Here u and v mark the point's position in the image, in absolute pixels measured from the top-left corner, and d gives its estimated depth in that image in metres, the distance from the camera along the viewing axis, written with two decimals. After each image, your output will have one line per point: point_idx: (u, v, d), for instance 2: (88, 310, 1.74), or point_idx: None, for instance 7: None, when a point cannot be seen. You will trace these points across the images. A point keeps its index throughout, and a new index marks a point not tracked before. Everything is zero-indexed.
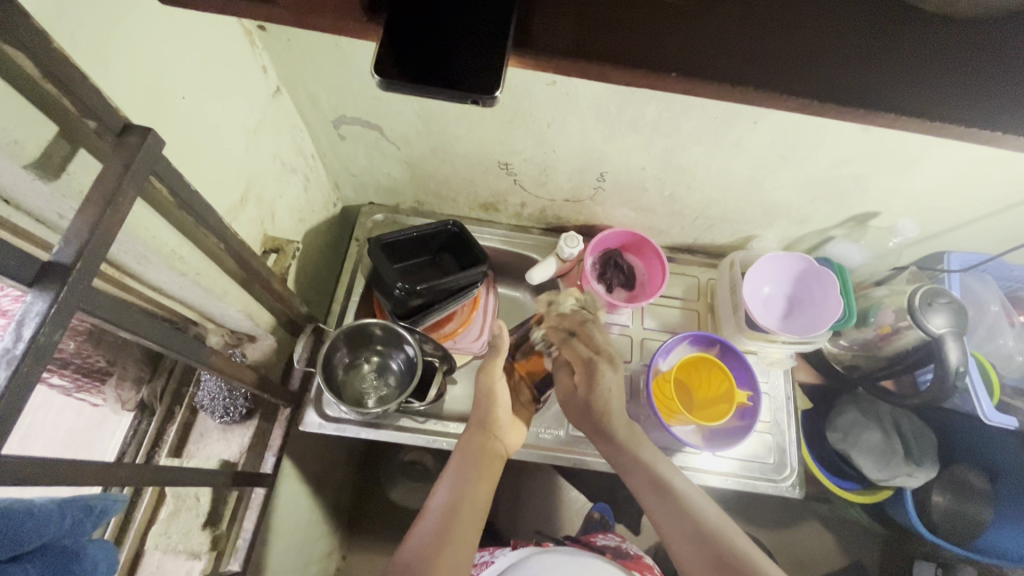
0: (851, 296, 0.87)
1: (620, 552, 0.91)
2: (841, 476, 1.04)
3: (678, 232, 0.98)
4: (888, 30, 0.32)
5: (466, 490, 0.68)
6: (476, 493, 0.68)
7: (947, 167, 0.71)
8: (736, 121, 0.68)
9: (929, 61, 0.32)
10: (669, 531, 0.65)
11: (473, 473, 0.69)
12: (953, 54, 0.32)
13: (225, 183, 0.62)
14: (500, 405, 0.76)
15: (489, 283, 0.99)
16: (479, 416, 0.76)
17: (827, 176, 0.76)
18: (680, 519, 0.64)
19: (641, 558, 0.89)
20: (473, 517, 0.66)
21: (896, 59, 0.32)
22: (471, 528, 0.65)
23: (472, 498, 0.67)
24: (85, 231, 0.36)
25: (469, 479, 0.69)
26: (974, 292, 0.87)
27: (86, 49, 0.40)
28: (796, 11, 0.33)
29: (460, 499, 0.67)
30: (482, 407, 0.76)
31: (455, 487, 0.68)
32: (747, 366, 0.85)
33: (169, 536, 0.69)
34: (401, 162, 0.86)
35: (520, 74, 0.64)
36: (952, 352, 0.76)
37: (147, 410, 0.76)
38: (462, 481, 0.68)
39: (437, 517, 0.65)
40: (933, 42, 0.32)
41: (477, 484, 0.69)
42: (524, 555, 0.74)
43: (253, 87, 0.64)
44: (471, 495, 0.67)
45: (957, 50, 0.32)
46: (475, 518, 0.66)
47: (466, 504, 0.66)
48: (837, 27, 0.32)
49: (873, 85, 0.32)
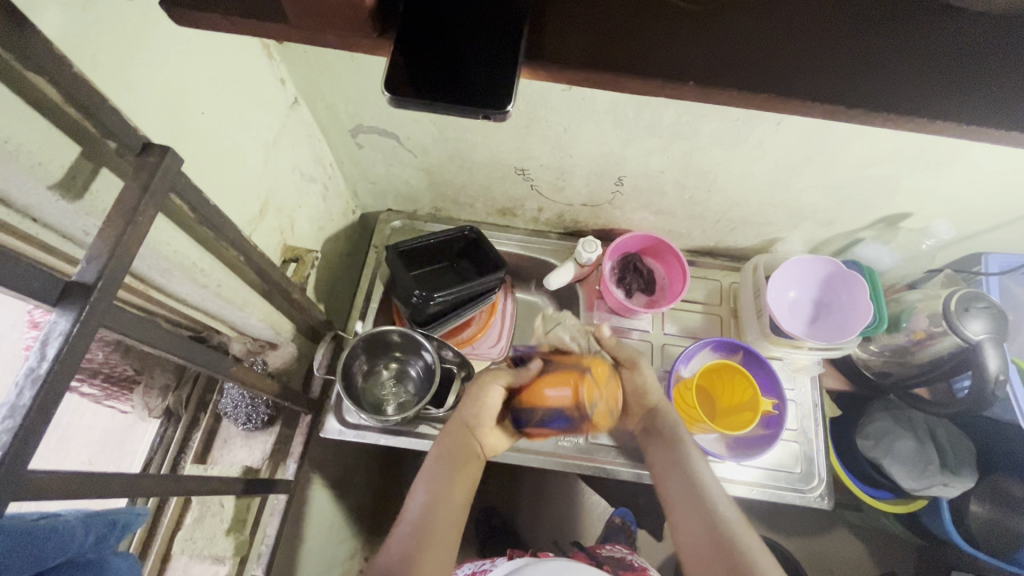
0: (882, 301, 0.84)
1: (622, 565, 0.89)
2: (873, 486, 1.01)
3: (699, 235, 0.96)
4: (907, 41, 0.32)
5: (443, 490, 0.66)
6: (453, 493, 0.66)
7: (984, 166, 0.67)
8: (759, 123, 0.66)
9: (954, 71, 0.31)
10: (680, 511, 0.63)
11: (452, 471, 0.67)
12: (975, 69, 0.31)
13: (244, 195, 0.63)
14: (489, 407, 0.72)
15: (507, 288, 1.00)
16: (464, 415, 0.72)
17: (855, 177, 0.74)
18: (692, 495, 0.63)
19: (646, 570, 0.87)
20: (450, 519, 0.64)
21: (925, 64, 0.31)
22: (446, 537, 0.62)
23: (451, 499, 0.65)
24: (106, 250, 0.37)
25: (446, 480, 0.66)
26: (1014, 296, 0.83)
27: (107, 71, 0.40)
28: (809, 26, 0.32)
29: (438, 500, 0.65)
30: (468, 406, 0.72)
31: (432, 490, 0.66)
32: (772, 373, 0.83)
33: (195, 540, 0.71)
34: (418, 169, 0.86)
35: (535, 81, 0.63)
36: (990, 360, 0.73)
37: (173, 417, 0.78)
38: (439, 486, 0.66)
39: (413, 521, 0.63)
40: (955, 53, 0.31)
41: (456, 485, 0.67)
42: (518, 567, 0.72)
43: (271, 99, 0.64)
44: (448, 496, 0.65)
45: (983, 59, 0.31)
46: (453, 522, 0.64)
47: (444, 506, 0.64)
48: (846, 41, 0.32)
49: (900, 89, 0.31)
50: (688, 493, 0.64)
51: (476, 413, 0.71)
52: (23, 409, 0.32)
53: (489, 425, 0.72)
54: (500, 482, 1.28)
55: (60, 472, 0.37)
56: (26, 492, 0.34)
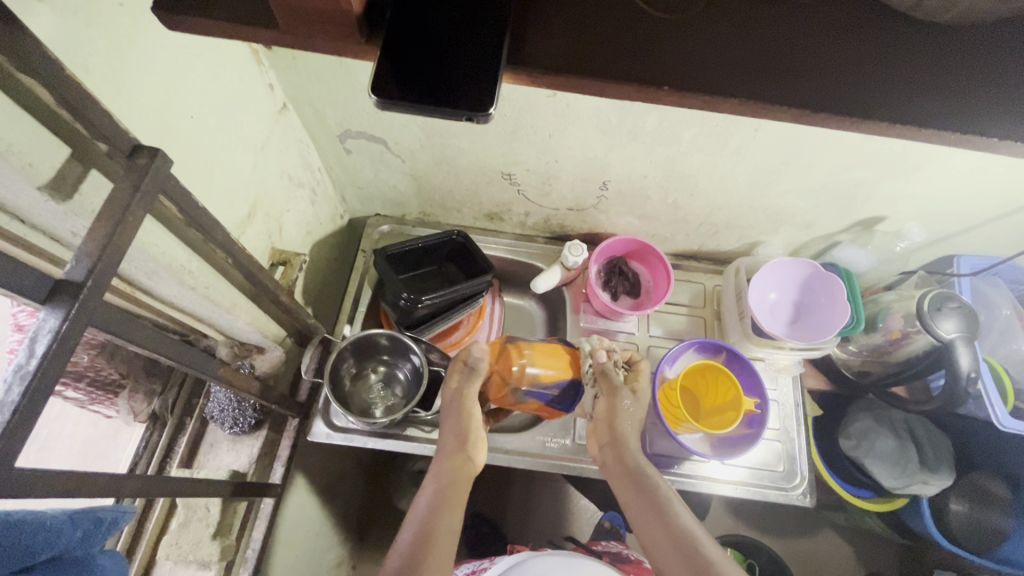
0: (859, 302, 0.86)
1: (619, 559, 0.91)
2: (856, 485, 1.04)
3: (683, 239, 0.98)
4: (866, 50, 0.34)
5: (443, 514, 0.62)
6: (451, 519, 0.62)
7: (952, 170, 0.70)
8: (737, 129, 0.68)
9: (908, 77, 0.33)
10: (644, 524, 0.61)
11: (448, 495, 0.64)
12: (928, 77, 0.33)
13: (232, 198, 0.63)
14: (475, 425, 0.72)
15: (495, 291, 1.01)
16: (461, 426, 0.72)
17: (831, 182, 0.76)
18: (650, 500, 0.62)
19: (642, 563, 0.89)
20: (448, 543, 0.60)
21: (884, 70, 0.33)
22: (446, 556, 0.59)
23: (448, 525, 0.61)
24: (96, 250, 0.37)
25: (449, 491, 0.65)
26: (985, 296, 0.86)
27: (98, 74, 0.41)
28: (775, 36, 0.34)
29: (435, 523, 0.61)
30: (456, 428, 0.72)
31: (431, 512, 0.62)
32: (753, 373, 0.84)
33: (180, 545, 0.70)
34: (406, 174, 0.87)
35: (520, 87, 0.65)
36: (962, 358, 0.75)
37: (159, 422, 0.78)
38: (440, 494, 0.65)
39: (408, 545, 0.59)
40: (910, 60, 0.33)
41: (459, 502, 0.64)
42: (521, 559, 0.74)
43: (260, 105, 0.65)
44: (447, 521, 0.62)
45: (936, 62, 0.33)
46: (451, 545, 0.60)
47: (441, 527, 0.60)
48: (810, 50, 0.34)
49: (864, 93, 0.33)
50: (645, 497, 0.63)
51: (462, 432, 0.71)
52: (11, 405, 0.32)
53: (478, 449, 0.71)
54: (488, 488, 1.28)
55: (47, 470, 0.37)
56: (12, 490, 0.34)
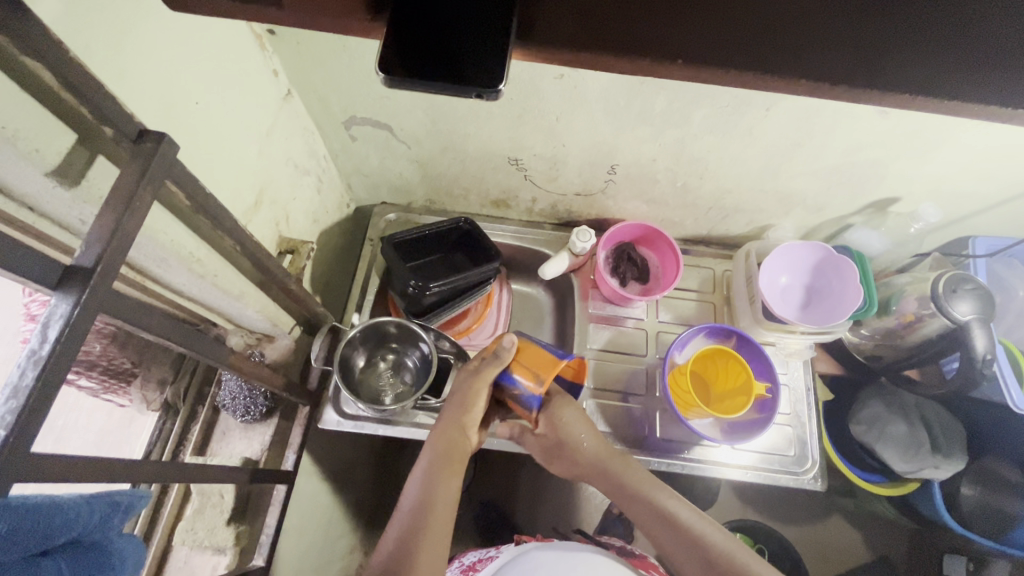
0: (872, 286, 0.85)
1: (626, 552, 0.92)
2: (866, 470, 1.05)
3: (692, 224, 0.96)
4: None
5: (439, 486, 0.66)
6: (448, 488, 0.66)
7: (971, 148, 0.68)
8: (749, 108, 0.67)
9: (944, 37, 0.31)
10: (658, 532, 0.67)
11: (444, 467, 0.68)
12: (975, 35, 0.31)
13: (238, 186, 0.63)
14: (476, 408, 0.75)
15: (502, 280, 1.02)
16: (452, 415, 0.74)
17: (844, 162, 0.75)
18: (652, 507, 0.68)
19: (646, 557, 0.90)
20: (447, 512, 0.64)
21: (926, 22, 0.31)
22: (441, 535, 0.61)
23: (446, 493, 0.66)
24: (104, 236, 0.37)
25: (441, 473, 0.67)
26: (1000, 277, 0.84)
27: (102, 58, 0.41)
28: None
29: (432, 495, 0.65)
30: (457, 406, 0.74)
31: (427, 483, 0.66)
32: (765, 358, 0.84)
33: (195, 532, 0.70)
34: (412, 160, 0.87)
35: (527, 68, 0.64)
36: (978, 340, 0.74)
37: (172, 410, 0.77)
38: (434, 476, 0.67)
39: (409, 514, 0.63)
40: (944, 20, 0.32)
41: (450, 481, 0.67)
42: (525, 550, 0.76)
43: (264, 91, 0.65)
44: (444, 492, 0.66)
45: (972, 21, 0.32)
46: (449, 515, 0.64)
47: (439, 498, 0.65)
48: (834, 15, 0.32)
49: (902, 53, 0.31)
50: (648, 507, 0.69)
51: (464, 413, 0.73)
52: (26, 390, 0.32)
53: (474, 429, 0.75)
54: (498, 474, 1.30)
55: (63, 456, 0.37)
56: (30, 474, 0.34)
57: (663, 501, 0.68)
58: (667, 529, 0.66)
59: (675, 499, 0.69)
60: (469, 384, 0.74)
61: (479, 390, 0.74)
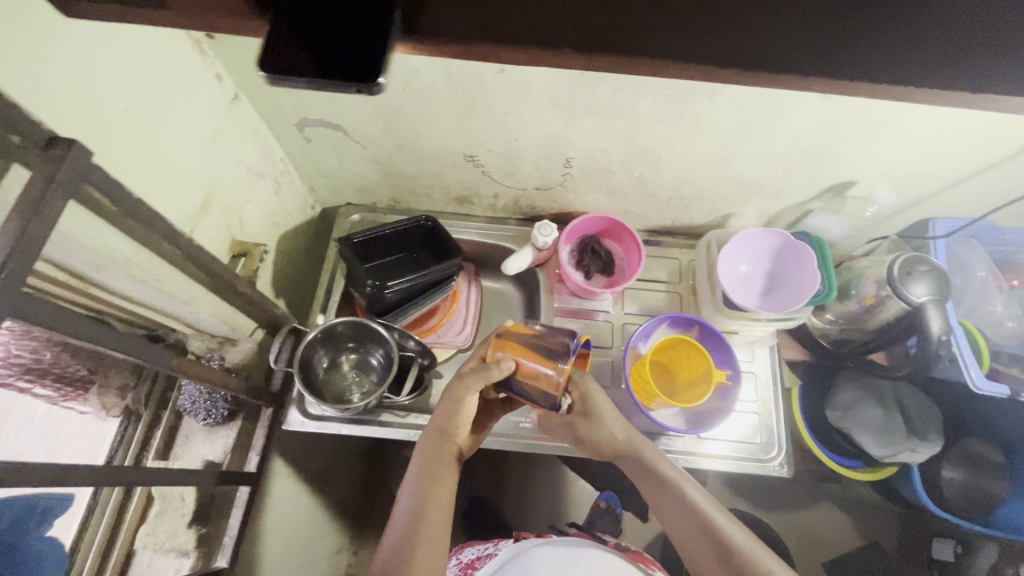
0: (832, 270, 0.84)
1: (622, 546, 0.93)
2: (842, 454, 1.04)
3: (655, 215, 0.96)
4: None
5: (429, 494, 0.66)
6: (440, 494, 0.66)
7: (916, 129, 0.68)
8: (692, 97, 0.67)
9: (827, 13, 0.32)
10: (677, 530, 0.63)
11: (433, 475, 0.68)
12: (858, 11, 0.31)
13: (182, 190, 0.63)
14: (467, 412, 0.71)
15: (470, 276, 1.04)
16: (441, 421, 0.71)
17: (794, 148, 0.75)
18: (674, 501, 0.64)
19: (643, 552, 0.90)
20: (439, 519, 0.64)
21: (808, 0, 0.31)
22: (435, 542, 0.62)
23: (437, 500, 0.66)
24: (9, 242, 0.37)
25: (432, 480, 0.67)
26: (960, 258, 0.84)
27: (10, 67, 0.41)
28: None
29: (423, 503, 0.65)
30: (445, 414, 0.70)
31: (418, 492, 0.66)
32: (726, 346, 0.84)
33: (156, 535, 0.72)
34: (370, 160, 0.87)
35: (468, 64, 0.64)
36: (932, 321, 0.74)
37: (133, 416, 0.77)
38: (424, 485, 0.66)
39: (401, 525, 0.63)
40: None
41: (441, 486, 0.67)
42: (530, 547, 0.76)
43: (207, 95, 0.65)
44: (434, 498, 0.66)
45: None
46: (443, 521, 0.65)
47: (431, 506, 0.65)
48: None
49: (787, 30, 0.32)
50: (669, 504, 0.64)
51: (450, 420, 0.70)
52: None
53: (466, 430, 0.72)
54: (484, 472, 1.30)
55: None
56: None
57: (683, 496, 0.64)
58: (686, 528, 0.62)
59: (693, 490, 0.64)
60: (453, 390, 0.68)
61: (466, 395, 0.67)
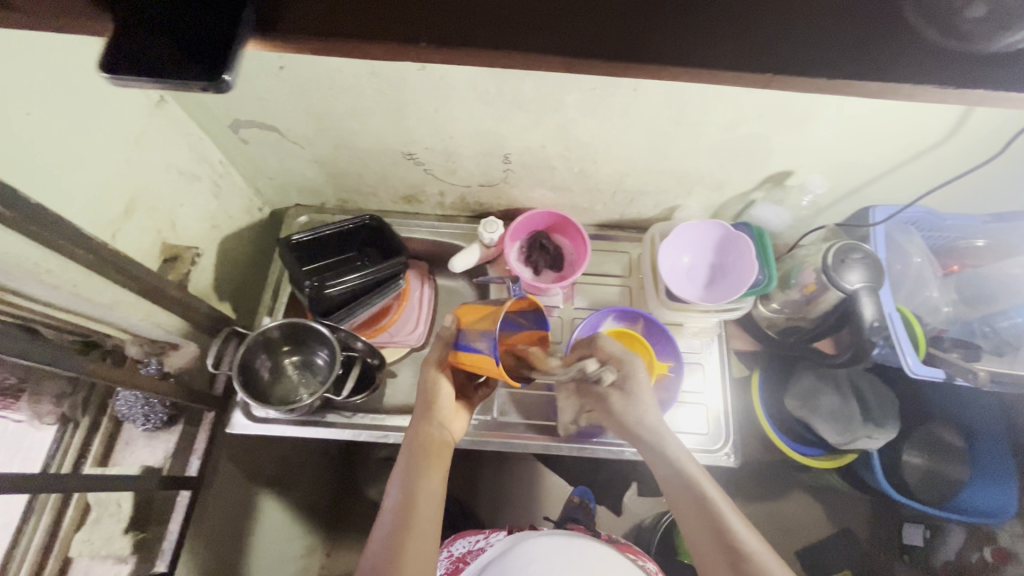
0: (772, 261, 0.84)
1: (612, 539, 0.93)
2: (803, 443, 1.05)
3: (602, 209, 0.97)
4: None
5: (417, 484, 0.64)
6: (428, 484, 0.64)
7: (839, 119, 0.69)
8: (617, 91, 0.67)
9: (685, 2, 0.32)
10: (686, 526, 0.60)
11: (421, 465, 0.66)
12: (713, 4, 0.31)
13: (101, 194, 0.63)
14: (445, 397, 0.75)
15: (423, 275, 1.02)
16: (422, 406, 0.74)
17: (725, 139, 0.75)
18: (687, 496, 0.62)
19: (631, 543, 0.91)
20: (430, 510, 0.62)
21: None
22: (427, 535, 0.60)
23: (427, 490, 0.64)
24: None
25: (419, 470, 0.66)
26: (897, 244, 0.85)
27: None
28: None
29: (412, 495, 0.63)
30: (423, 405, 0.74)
31: (406, 483, 0.64)
32: (670, 338, 0.84)
33: (93, 541, 0.72)
34: (310, 161, 0.87)
35: (388, 63, 0.64)
36: (865, 308, 0.75)
37: (71, 422, 0.76)
38: (409, 476, 0.65)
39: (390, 518, 0.61)
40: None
41: (428, 475, 0.65)
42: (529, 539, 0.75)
43: (125, 98, 0.64)
44: (423, 489, 0.64)
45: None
46: (433, 513, 0.62)
47: (421, 495, 0.63)
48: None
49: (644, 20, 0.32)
50: (681, 498, 0.62)
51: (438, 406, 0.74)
52: None
53: (449, 418, 0.74)
54: (456, 470, 1.30)
55: None
56: None
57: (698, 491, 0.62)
58: (697, 527, 0.59)
59: (705, 484, 0.62)
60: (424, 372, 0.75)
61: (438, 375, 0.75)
